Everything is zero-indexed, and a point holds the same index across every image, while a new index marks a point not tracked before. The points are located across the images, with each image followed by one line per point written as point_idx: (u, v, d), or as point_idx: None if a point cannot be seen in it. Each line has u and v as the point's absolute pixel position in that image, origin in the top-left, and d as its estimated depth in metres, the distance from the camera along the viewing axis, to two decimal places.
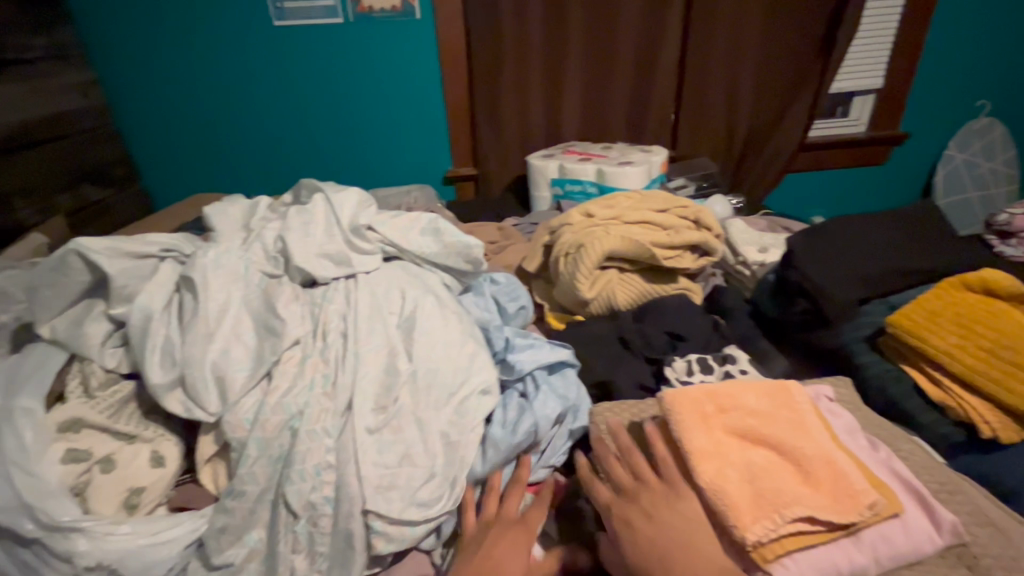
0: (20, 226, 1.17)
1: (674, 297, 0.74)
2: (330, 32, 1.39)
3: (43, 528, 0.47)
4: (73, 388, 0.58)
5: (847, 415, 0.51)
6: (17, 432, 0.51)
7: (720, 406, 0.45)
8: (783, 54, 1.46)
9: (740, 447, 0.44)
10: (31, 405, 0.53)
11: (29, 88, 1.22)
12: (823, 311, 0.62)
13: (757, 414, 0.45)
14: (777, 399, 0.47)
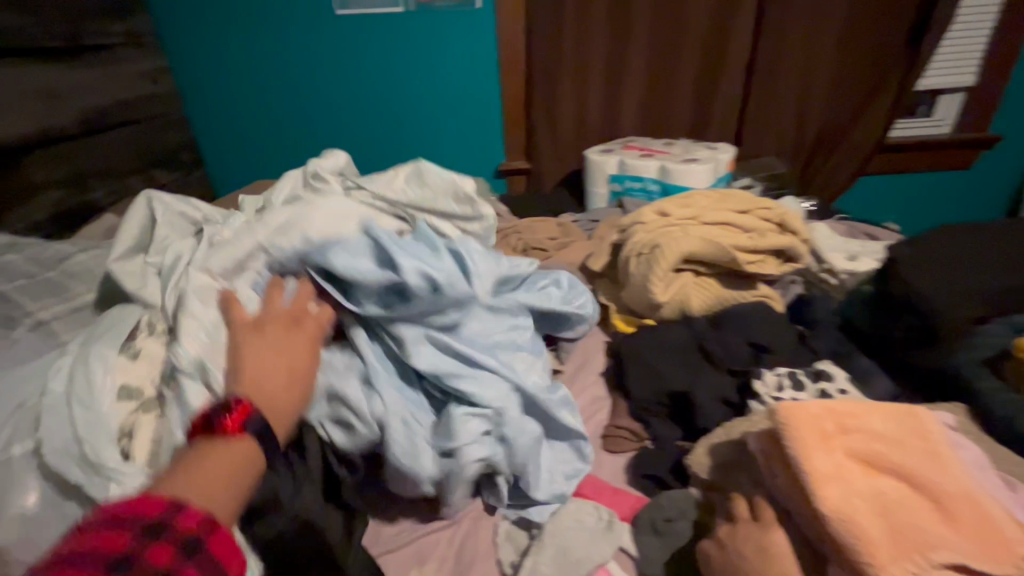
0: (95, 207, 1.22)
1: (753, 304, 0.69)
2: (389, 21, 1.38)
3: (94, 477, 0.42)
4: (145, 330, 0.52)
5: (974, 448, 0.46)
6: (90, 375, 0.47)
7: (842, 427, 0.43)
8: (864, 47, 1.36)
9: (866, 474, 0.42)
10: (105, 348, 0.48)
11: (105, 74, 1.27)
12: (934, 328, 0.57)
13: (885, 440, 0.43)
14: (904, 424, 0.44)
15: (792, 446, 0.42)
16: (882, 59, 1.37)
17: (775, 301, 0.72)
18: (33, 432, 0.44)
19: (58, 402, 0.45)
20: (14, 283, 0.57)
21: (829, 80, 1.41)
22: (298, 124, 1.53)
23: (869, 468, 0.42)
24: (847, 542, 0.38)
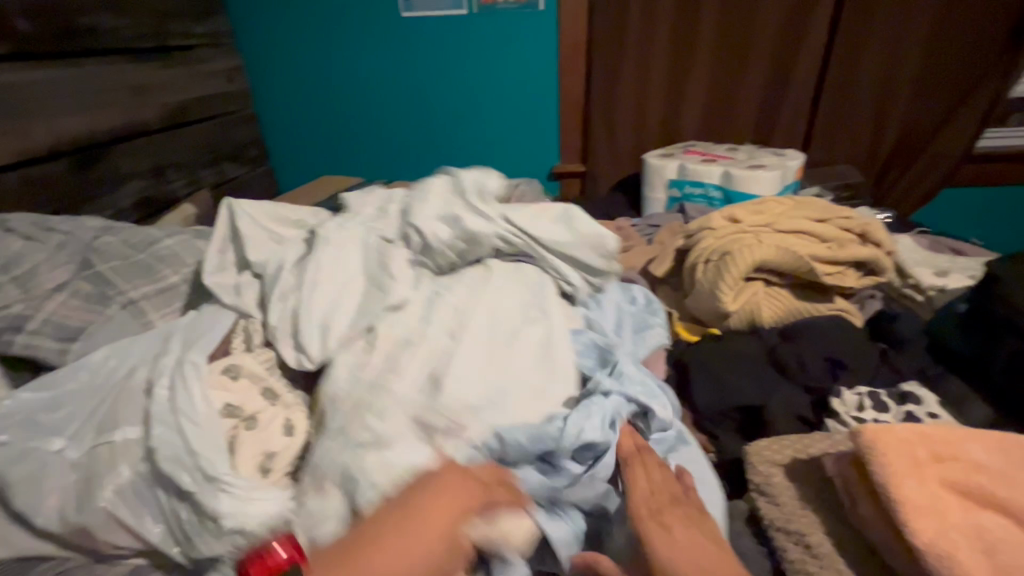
0: (172, 196, 1.29)
1: (831, 318, 0.65)
2: (453, 23, 1.40)
3: (196, 482, 0.43)
4: (238, 344, 0.56)
5: None
6: (188, 383, 0.49)
7: (935, 454, 0.40)
8: (952, 51, 1.28)
9: (964, 507, 0.38)
10: (198, 360, 0.51)
11: (188, 72, 1.35)
12: None
13: (987, 471, 0.39)
14: (1010, 458, 0.40)
15: (879, 468, 0.39)
16: (973, 64, 1.28)
17: (852, 315, 0.68)
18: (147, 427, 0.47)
19: (163, 409, 0.47)
20: (110, 263, 0.60)
21: (910, 86, 1.33)
22: (361, 123, 1.58)
23: (968, 502, 0.38)
24: None
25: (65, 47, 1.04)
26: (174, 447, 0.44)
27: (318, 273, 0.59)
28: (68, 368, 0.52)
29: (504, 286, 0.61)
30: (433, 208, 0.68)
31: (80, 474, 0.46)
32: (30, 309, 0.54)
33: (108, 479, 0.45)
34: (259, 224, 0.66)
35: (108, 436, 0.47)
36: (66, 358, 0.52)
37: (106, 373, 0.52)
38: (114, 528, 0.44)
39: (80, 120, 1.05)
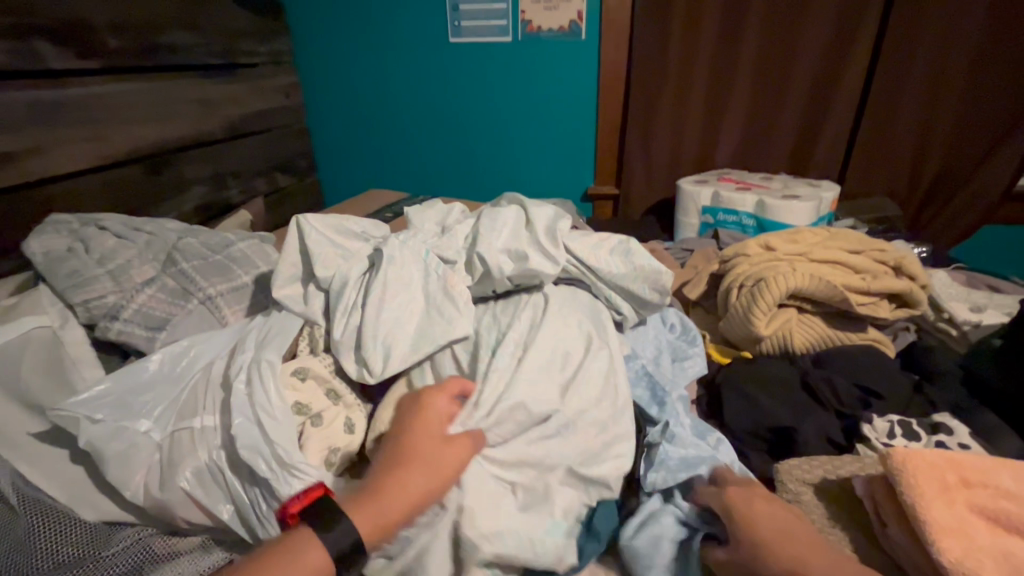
0: (228, 203, 1.37)
1: (864, 347, 0.67)
2: (499, 49, 1.47)
3: (275, 467, 0.48)
4: (303, 348, 0.61)
5: None
6: (264, 382, 0.53)
7: (963, 479, 0.42)
8: (994, 89, 1.28)
9: (989, 531, 0.39)
10: (274, 359, 0.55)
11: (251, 87, 1.44)
12: None
13: (1014, 498, 0.40)
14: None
15: (907, 492, 0.41)
16: (1016, 102, 1.28)
17: (885, 346, 0.70)
18: (224, 414, 0.53)
19: (241, 402, 0.52)
20: (191, 262, 0.67)
21: (951, 122, 1.34)
22: (406, 140, 1.66)
23: (995, 527, 0.40)
24: None
25: (146, 63, 1.13)
26: (251, 436, 0.49)
27: (381, 291, 0.60)
28: (155, 353, 0.57)
29: (558, 317, 0.62)
30: (500, 238, 0.67)
31: (162, 455, 0.50)
32: (122, 299, 0.61)
33: (187, 462, 0.50)
34: (331, 227, 0.70)
35: (188, 421, 0.52)
36: (151, 345, 0.58)
37: (185, 362, 0.57)
38: (189, 505, 0.49)
39: (154, 129, 1.14)
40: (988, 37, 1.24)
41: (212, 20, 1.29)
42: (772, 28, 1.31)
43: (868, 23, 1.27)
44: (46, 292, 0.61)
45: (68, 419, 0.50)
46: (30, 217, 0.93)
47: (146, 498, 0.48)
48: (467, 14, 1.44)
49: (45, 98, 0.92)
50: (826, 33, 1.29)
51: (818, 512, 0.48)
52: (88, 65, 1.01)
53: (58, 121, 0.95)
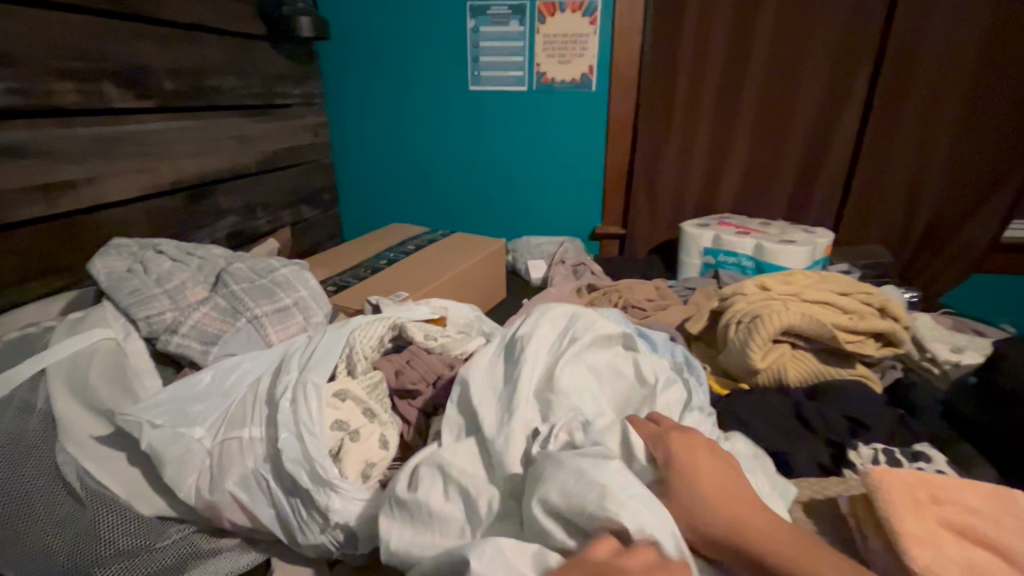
0: (255, 232, 1.45)
1: (853, 382, 0.72)
2: (515, 97, 1.58)
3: (313, 481, 0.52)
4: (339, 367, 0.64)
5: None
6: (307, 401, 0.56)
7: (934, 496, 0.47)
8: (979, 148, 1.38)
9: (958, 543, 0.44)
10: (317, 381, 0.58)
11: (286, 126, 1.55)
12: None
13: (978, 513, 0.46)
14: (1005, 505, 0.47)
15: (885, 510, 0.46)
16: (998, 160, 1.38)
17: (872, 381, 0.75)
18: (266, 425, 0.57)
19: (286, 418, 0.56)
20: (240, 284, 0.74)
21: (939, 174, 1.43)
22: (425, 177, 1.76)
23: (963, 540, 0.45)
24: None
25: (195, 103, 1.23)
26: (296, 451, 0.53)
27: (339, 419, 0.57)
28: (207, 368, 0.63)
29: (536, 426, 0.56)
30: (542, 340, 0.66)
31: (212, 459, 0.55)
32: (179, 316, 0.68)
33: (235, 469, 0.54)
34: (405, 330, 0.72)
35: (236, 432, 0.56)
36: (207, 357, 0.65)
37: (231, 378, 0.62)
38: (234, 508, 0.53)
39: (197, 162, 1.23)
40: (969, 100, 1.35)
41: (256, 66, 1.41)
42: (770, 86, 1.42)
43: (857, 85, 1.38)
44: (109, 307, 0.68)
45: (131, 423, 0.55)
46: (82, 241, 1.00)
47: (197, 498, 0.53)
48: (487, 65, 1.56)
49: (105, 132, 1.02)
50: (820, 92, 1.40)
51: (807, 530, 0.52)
52: (145, 104, 1.11)
53: (115, 153, 1.04)
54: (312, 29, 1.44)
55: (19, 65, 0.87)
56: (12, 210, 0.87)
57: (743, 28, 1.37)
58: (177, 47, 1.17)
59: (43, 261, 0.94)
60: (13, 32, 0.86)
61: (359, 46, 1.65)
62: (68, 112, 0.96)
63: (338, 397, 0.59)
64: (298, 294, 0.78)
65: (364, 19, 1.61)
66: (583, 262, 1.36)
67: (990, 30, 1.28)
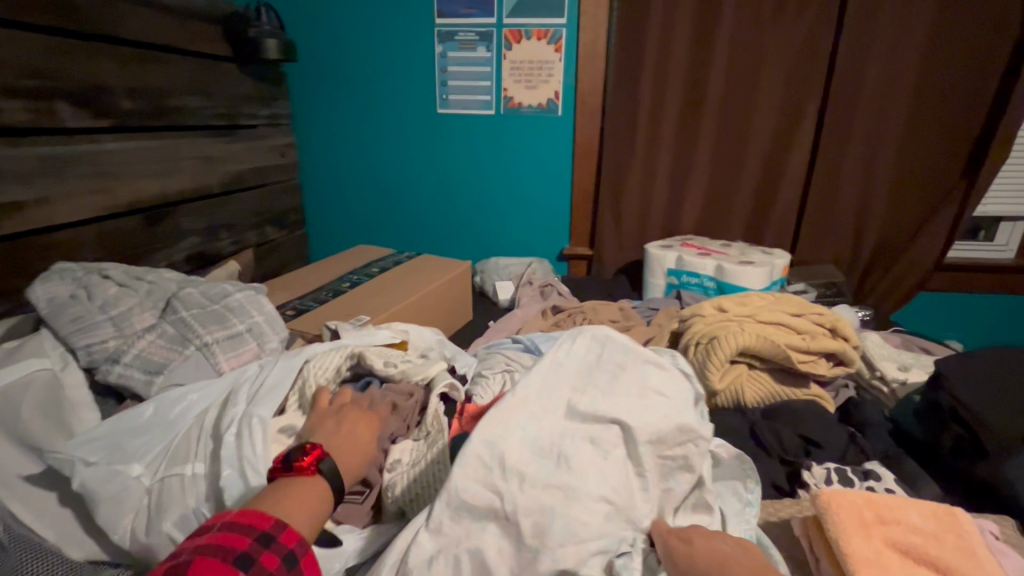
0: (217, 254, 1.42)
1: (806, 402, 0.74)
2: (484, 120, 1.60)
3: None
4: (292, 401, 0.62)
5: (1016, 557, 0.49)
6: (253, 435, 0.54)
7: (880, 517, 0.48)
8: (923, 173, 1.46)
9: (903, 562, 0.45)
10: (264, 415, 0.57)
11: (250, 146, 1.53)
12: (981, 440, 0.59)
13: (921, 532, 0.47)
14: (945, 523, 0.48)
15: (833, 530, 0.47)
16: (937, 186, 1.46)
17: (825, 400, 0.77)
18: (211, 462, 0.54)
19: (231, 454, 0.53)
20: (190, 310, 0.71)
21: (888, 197, 1.50)
22: (394, 198, 1.75)
23: (906, 559, 0.46)
24: None
25: (155, 123, 1.21)
26: (241, 489, 0.51)
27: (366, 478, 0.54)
28: (150, 400, 0.60)
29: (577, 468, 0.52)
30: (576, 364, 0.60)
31: (150, 499, 0.52)
32: (122, 344, 0.65)
33: (175, 509, 0.51)
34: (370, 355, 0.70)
35: (178, 468, 0.54)
36: (151, 387, 0.63)
37: (176, 411, 0.60)
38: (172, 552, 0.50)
39: (154, 183, 1.20)
40: (909, 130, 1.44)
41: (222, 86, 1.40)
42: (728, 112, 1.48)
43: (809, 112, 1.45)
44: (48, 336, 0.65)
45: (62, 461, 0.52)
46: (26, 263, 0.96)
47: (132, 542, 0.50)
48: (456, 90, 1.58)
49: (54, 152, 0.98)
50: (775, 120, 1.47)
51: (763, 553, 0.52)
52: (101, 124, 1.08)
53: (65, 173, 1.00)
54: (278, 51, 1.43)
55: None
56: None
57: (702, 59, 1.43)
58: (138, 66, 1.15)
59: None
60: None
61: (327, 67, 1.64)
62: (20, 130, 0.93)
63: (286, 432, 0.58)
64: (251, 319, 0.76)
65: (333, 42, 1.61)
66: (551, 284, 1.37)
67: (926, 65, 1.38)
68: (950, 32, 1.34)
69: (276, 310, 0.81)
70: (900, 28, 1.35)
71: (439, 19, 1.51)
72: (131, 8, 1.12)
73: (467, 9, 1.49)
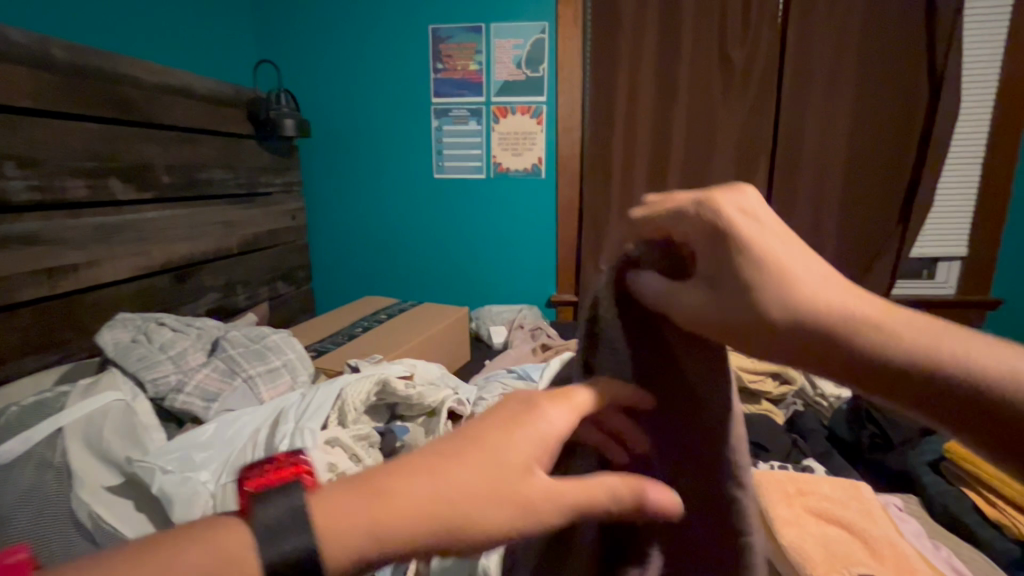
0: (234, 307, 1.55)
1: (760, 417, 0.95)
2: (475, 184, 1.80)
3: None
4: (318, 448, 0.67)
5: (915, 523, 0.70)
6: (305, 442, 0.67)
7: (800, 490, 0.65)
8: (862, 219, 1.68)
9: (818, 523, 0.61)
10: (313, 428, 0.71)
11: (266, 210, 1.69)
12: (891, 436, 0.90)
13: (831, 499, 0.64)
14: (848, 493, 0.66)
15: (763, 497, 0.64)
16: (877, 230, 1.68)
17: (777, 414, 1.01)
18: None
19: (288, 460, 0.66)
20: (237, 349, 0.88)
21: (834, 241, 1.70)
22: (395, 254, 1.92)
23: (821, 519, 0.62)
24: (798, 563, 0.56)
25: (188, 193, 1.37)
26: None
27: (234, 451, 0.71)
28: (209, 422, 0.74)
29: None
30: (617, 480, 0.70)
31: (216, 500, 0.63)
32: (182, 377, 0.79)
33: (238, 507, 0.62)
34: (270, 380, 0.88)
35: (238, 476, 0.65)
36: (208, 413, 0.77)
37: (229, 430, 0.73)
38: None
39: (186, 245, 1.35)
40: (846, 184, 1.66)
41: (244, 160, 1.58)
42: (690, 171, 1.69)
43: (759, 170, 1.66)
44: (118, 373, 0.78)
45: (145, 469, 0.64)
46: (78, 318, 1.08)
47: None
48: (450, 157, 1.78)
49: (109, 222, 1.13)
50: (731, 177, 1.68)
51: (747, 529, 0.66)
52: (144, 196, 1.23)
53: (114, 240, 1.14)
54: (294, 129, 1.63)
55: (43, 165, 0.99)
56: (17, 292, 0.95)
57: (664, 128, 1.67)
58: (178, 146, 1.33)
59: (38, 339, 1.00)
60: (48, 143, 0.99)
61: (335, 139, 1.85)
62: (77, 204, 1.07)
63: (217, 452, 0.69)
64: (285, 357, 0.92)
65: (340, 118, 1.82)
66: (540, 327, 1.52)
67: (854, 130, 1.62)
68: (867, 104, 1.60)
69: (303, 351, 0.98)
70: (828, 101, 1.60)
71: (435, 99, 1.74)
72: (176, 98, 1.31)
73: (458, 90, 1.72)
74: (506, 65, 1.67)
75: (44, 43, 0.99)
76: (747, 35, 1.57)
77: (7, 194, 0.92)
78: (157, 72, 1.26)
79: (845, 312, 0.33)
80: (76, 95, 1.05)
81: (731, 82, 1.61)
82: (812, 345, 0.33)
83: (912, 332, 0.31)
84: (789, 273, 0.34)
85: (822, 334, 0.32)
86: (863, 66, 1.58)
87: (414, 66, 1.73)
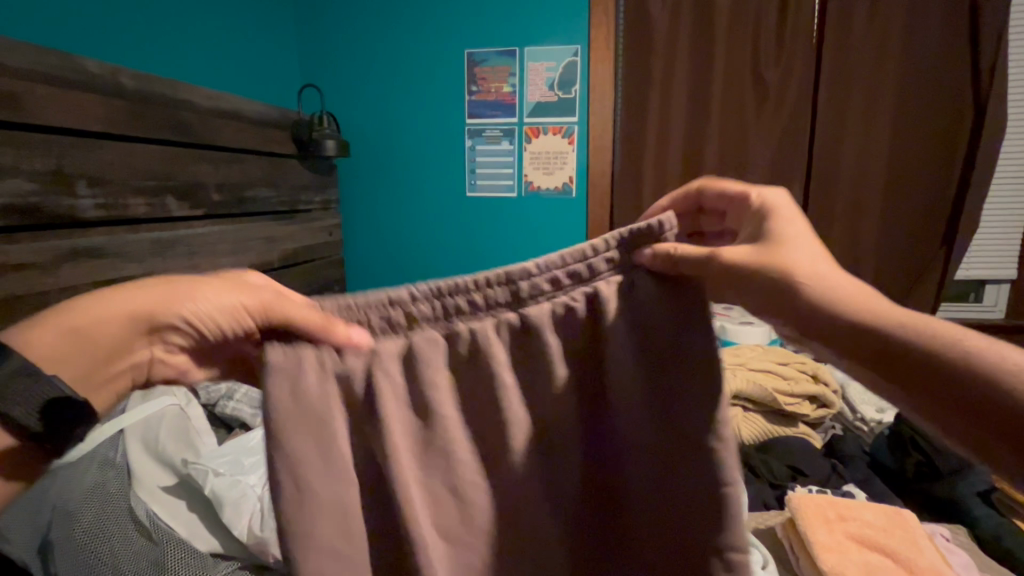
0: None
1: (798, 440, 0.93)
2: (507, 202, 1.83)
3: None
4: None
5: (962, 555, 0.67)
6: None
7: (840, 515, 0.64)
8: (902, 240, 1.64)
9: (860, 550, 0.60)
10: None
11: (305, 226, 1.75)
12: (937, 464, 0.87)
13: (873, 526, 0.63)
14: (891, 520, 0.64)
15: (802, 523, 0.63)
16: (919, 251, 1.63)
17: (814, 437, 1.00)
18: None
19: None
20: None
21: (873, 260, 1.66)
22: (428, 270, 1.96)
23: (863, 547, 0.61)
24: None
25: (235, 210, 1.44)
26: None
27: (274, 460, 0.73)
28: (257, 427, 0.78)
29: None
30: None
31: (263, 504, 0.66)
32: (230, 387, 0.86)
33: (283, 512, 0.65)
34: None
35: None
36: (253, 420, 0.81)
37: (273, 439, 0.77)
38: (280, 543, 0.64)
39: (232, 259, 1.41)
40: (886, 203, 1.63)
41: (287, 178, 1.65)
42: None
43: (794, 189, 1.65)
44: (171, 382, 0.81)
45: (199, 472, 0.67)
46: None
47: (251, 535, 0.64)
48: (483, 176, 1.82)
49: (164, 237, 1.19)
50: None
51: (793, 556, 0.65)
52: (196, 213, 1.30)
53: (168, 254, 1.20)
54: (335, 149, 1.70)
55: (109, 184, 1.06)
56: None
57: (694, 148, 1.68)
58: (228, 166, 1.40)
59: None
60: (114, 165, 1.07)
61: (372, 158, 1.91)
62: (135, 220, 1.14)
63: (260, 457, 0.72)
64: None
65: (378, 139, 1.89)
66: None
67: (894, 149, 1.60)
68: (908, 123, 1.58)
69: None
70: (865, 119, 1.58)
71: (469, 120, 1.79)
72: (228, 121, 1.39)
73: (491, 111, 1.76)
74: (539, 87, 1.70)
75: (115, 72, 1.07)
76: (782, 56, 1.57)
77: (76, 211, 0.99)
78: (212, 96, 1.34)
79: (916, 326, 0.38)
80: (141, 120, 1.13)
81: (765, 102, 1.61)
82: (886, 344, 0.38)
83: (927, 325, 0.38)
84: (866, 298, 0.40)
85: (868, 302, 0.40)
86: (903, 84, 1.55)
87: (451, 89, 1.79)
